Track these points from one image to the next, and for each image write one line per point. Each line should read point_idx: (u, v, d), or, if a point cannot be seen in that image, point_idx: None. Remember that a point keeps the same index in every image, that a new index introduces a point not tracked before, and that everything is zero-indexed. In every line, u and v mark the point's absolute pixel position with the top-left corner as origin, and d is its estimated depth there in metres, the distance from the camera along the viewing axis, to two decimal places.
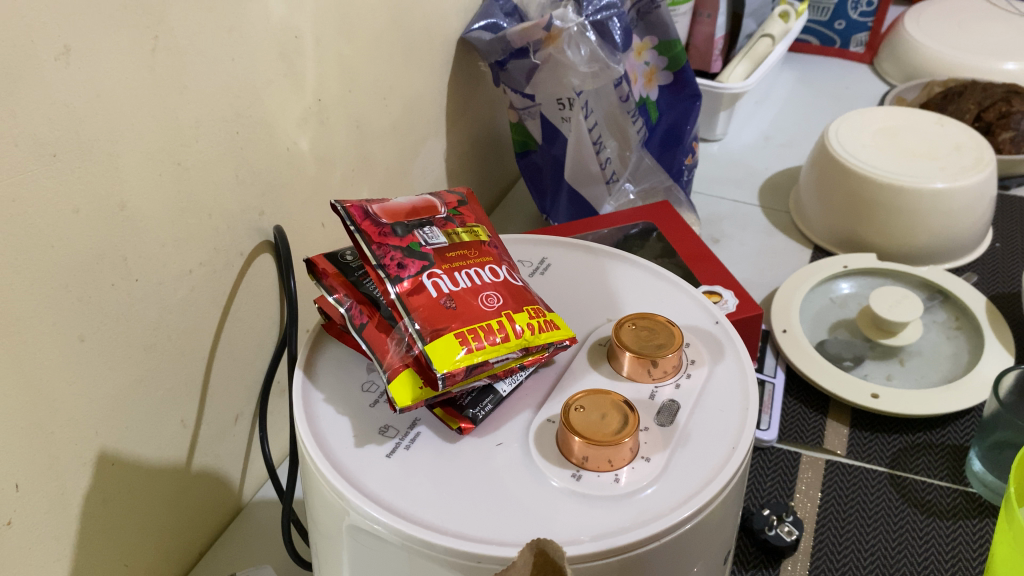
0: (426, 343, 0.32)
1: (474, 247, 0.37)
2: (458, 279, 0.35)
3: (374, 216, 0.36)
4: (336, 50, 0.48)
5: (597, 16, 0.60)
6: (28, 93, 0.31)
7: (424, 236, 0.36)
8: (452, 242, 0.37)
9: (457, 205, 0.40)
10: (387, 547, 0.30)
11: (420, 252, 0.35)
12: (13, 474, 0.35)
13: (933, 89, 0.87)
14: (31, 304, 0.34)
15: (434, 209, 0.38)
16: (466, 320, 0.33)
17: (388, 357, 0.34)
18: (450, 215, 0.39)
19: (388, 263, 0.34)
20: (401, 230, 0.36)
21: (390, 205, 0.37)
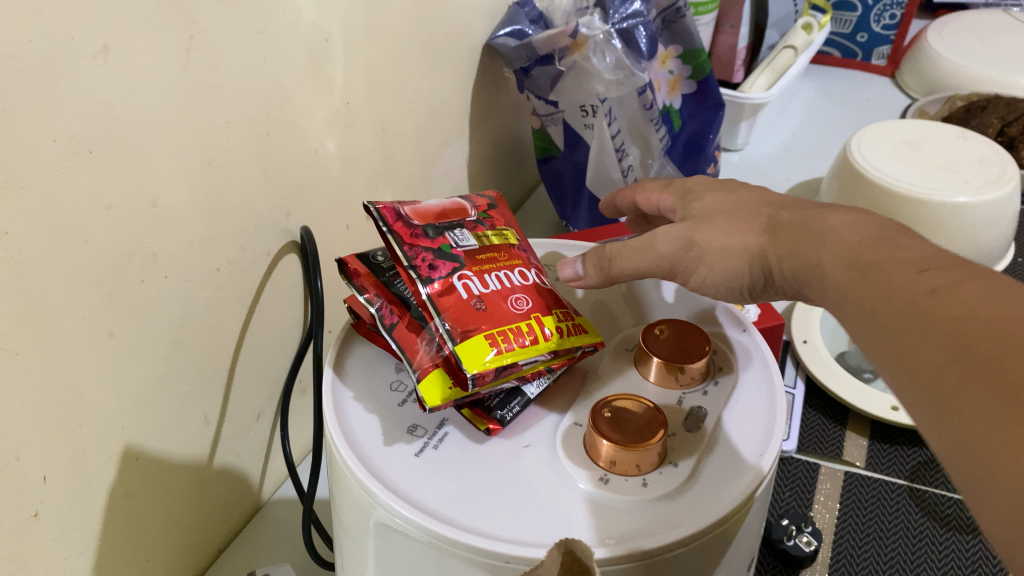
0: (456, 343, 0.33)
1: (502, 251, 0.38)
2: (487, 284, 0.36)
3: (405, 217, 0.36)
4: (365, 54, 0.48)
5: (622, 24, 0.60)
6: (67, 89, 0.31)
7: (455, 238, 0.37)
8: (481, 245, 0.38)
9: (488, 208, 0.41)
10: (413, 544, 0.30)
11: (452, 253, 0.36)
12: (41, 466, 0.36)
13: (955, 103, 0.87)
14: (63, 297, 0.34)
15: (464, 211, 0.39)
16: (495, 322, 0.34)
17: (417, 356, 0.34)
18: (480, 218, 0.39)
19: (418, 264, 0.35)
20: (432, 232, 0.36)
21: (423, 207, 0.38)
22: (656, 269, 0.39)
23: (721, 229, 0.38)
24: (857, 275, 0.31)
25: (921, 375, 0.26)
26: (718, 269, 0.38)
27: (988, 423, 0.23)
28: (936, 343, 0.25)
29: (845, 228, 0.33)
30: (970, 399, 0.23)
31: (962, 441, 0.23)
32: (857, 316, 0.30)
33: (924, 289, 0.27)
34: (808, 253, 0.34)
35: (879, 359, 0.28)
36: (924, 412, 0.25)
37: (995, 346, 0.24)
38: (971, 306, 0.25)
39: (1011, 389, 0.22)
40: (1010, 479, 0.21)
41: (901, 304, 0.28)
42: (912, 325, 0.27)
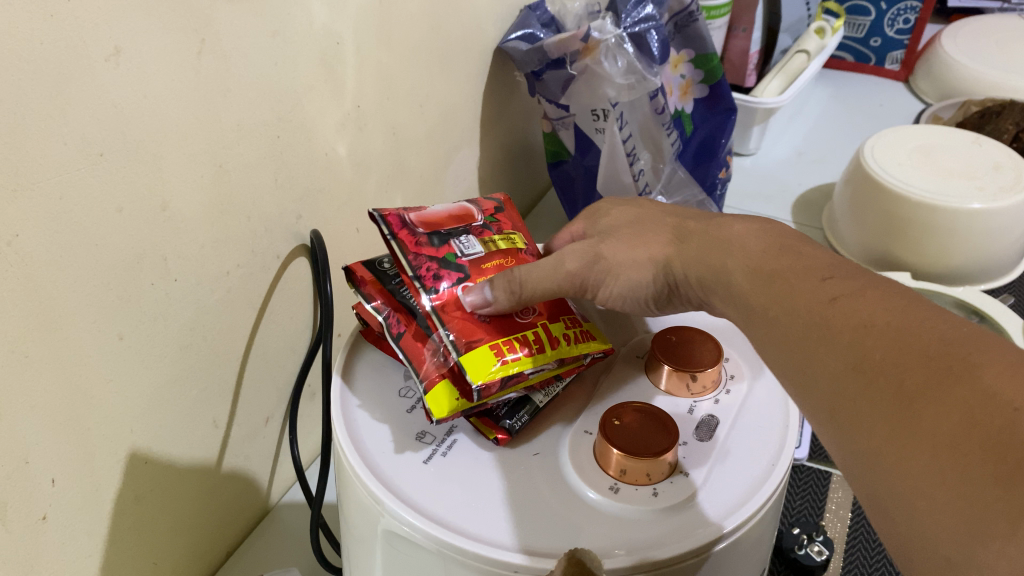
0: (461, 354, 0.33)
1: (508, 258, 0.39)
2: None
3: (411, 225, 0.37)
4: (377, 58, 0.48)
5: (634, 28, 0.60)
6: (79, 93, 0.31)
7: (460, 247, 0.37)
8: (489, 251, 0.38)
9: (495, 212, 0.41)
10: (420, 553, 0.30)
11: (457, 263, 0.37)
12: (50, 469, 0.35)
13: (969, 109, 0.86)
14: (73, 301, 0.34)
15: (471, 217, 0.40)
16: (499, 334, 0.35)
17: (423, 366, 0.34)
18: (486, 224, 0.40)
19: (423, 273, 0.35)
20: (437, 240, 0.37)
21: (429, 214, 0.38)
22: (567, 288, 0.38)
23: (625, 245, 0.39)
24: (754, 283, 0.32)
25: (822, 385, 0.27)
26: (631, 284, 0.38)
27: (885, 431, 0.24)
28: (832, 355, 0.27)
29: (746, 237, 0.35)
30: (867, 414, 0.25)
31: (865, 452, 0.25)
32: (754, 323, 0.31)
33: (822, 299, 0.28)
34: (707, 267, 0.35)
35: (777, 366, 0.30)
36: (827, 419, 0.27)
37: (886, 356, 0.25)
38: (862, 317, 0.26)
39: (901, 397, 0.24)
40: (911, 485, 0.23)
41: (800, 314, 0.29)
42: (809, 335, 0.28)
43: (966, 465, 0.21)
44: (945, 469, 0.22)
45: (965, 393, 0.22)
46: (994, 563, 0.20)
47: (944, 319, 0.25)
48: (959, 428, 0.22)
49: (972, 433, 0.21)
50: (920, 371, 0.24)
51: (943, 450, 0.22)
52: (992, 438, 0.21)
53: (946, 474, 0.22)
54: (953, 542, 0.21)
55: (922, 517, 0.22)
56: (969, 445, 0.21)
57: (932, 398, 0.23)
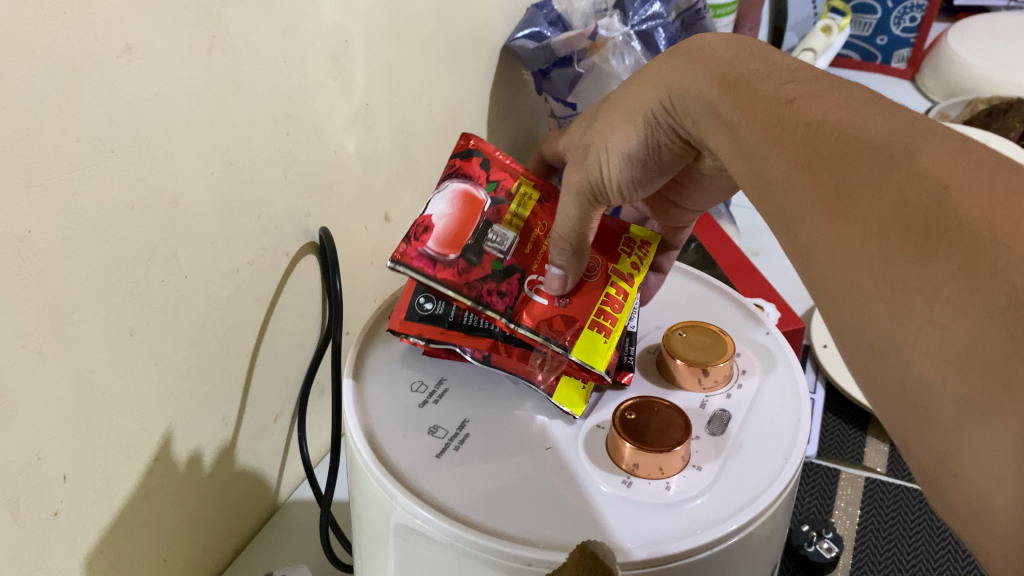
0: (572, 349, 0.36)
1: (535, 217, 0.40)
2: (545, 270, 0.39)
3: (439, 257, 0.37)
4: (386, 55, 0.48)
5: (642, 26, 0.61)
6: (91, 89, 0.31)
7: (497, 245, 0.38)
8: (519, 233, 0.39)
9: (484, 171, 0.40)
10: (433, 547, 0.30)
11: (505, 267, 0.38)
12: (63, 465, 0.36)
13: (977, 106, 0.85)
14: (85, 297, 0.34)
15: (480, 202, 0.39)
16: (586, 309, 0.38)
17: (537, 377, 0.36)
18: (496, 195, 0.39)
19: (491, 300, 0.37)
20: (473, 256, 0.37)
21: (449, 228, 0.38)
22: (580, 199, 0.37)
23: (605, 120, 0.37)
24: (719, 103, 0.29)
25: (778, 185, 0.25)
26: (621, 153, 0.36)
27: (826, 221, 0.22)
28: (794, 151, 0.24)
29: (713, 46, 0.31)
30: (811, 208, 0.23)
31: (807, 243, 0.23)
32: (727, 142, 0.29)
33: (789, 101, 0.26)
34: (676, 104, 0.32)
35: (747, 177, 0.27)
36: (783, 218, 0.25)
37: (833, 142, 0.23)
38: (826, 111, 0.24)
39: (842, 188, 0.22)
40: (843, 273, 0.21)
41: (769, 115, 0.26)
42: (772, 138, 0.26)
43: (895, 253, 0.19)
44: (867, 248, 0.20)
45: (903, 177, 0.20)
46: (916, 348, 0.19)
47: (898, 112, 0.23)
48: (890, 210, 0.20)
49: (899, 218, 0.20)
50: (865, 157, 0.21)
51: (878, 235, 0.20)
52: (917, 222, 0.19)
53: (873, 261, 0.20)
54: (879, 327, 0.20)
55: (850, 306, 0.21)
56: (904, 228, 0.19)
57: (869, 184, 0.21)
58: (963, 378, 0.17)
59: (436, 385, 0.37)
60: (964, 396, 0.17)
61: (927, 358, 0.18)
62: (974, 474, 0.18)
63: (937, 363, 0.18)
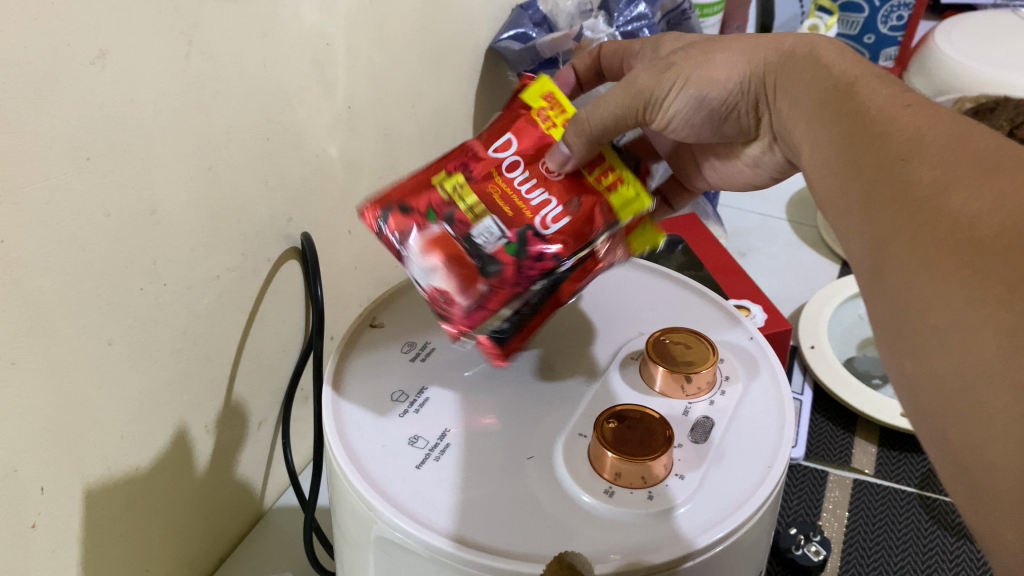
0: (619, 221, 0.38)
1: (480, 184, 0.37)
2: (532, 201, 0.37)
3: (473, 300, 0.36)
4: (368, 58, 0.48)
5: (627, 27, 0.62)
6: (64, 95, 0.31)
7: (491, 239, 0.36)
8: (495, 211, 0.37)
9: (413, 213, 0.37)
10: (417, 559, 0.30)
11: (518, 240, 0.36)
12: (39, 477, 0.35)
13: (963, 104, 0.86)
14: (60, 307, 0.33)
15: (438, 235, 0.36)
16: (590, 194, 0.38)
17: (610, 256, 0.38)
18: (444, 219, 0.36)
19: (538, 265, 0.36)
20: (489, 262, 0.36)
21: (450, 280, 0.36)
22: (634, 103, 0.39)
23: (698, 50, 0.39)
24: (816, 102, 0.32)
25: (859, 180, 0.27)
26: (700, 91, 0.38)
27: (907, 219, 0.24)
28: (886, 155, 0.26)
29: (832, 57, 0.34)
30: (899, 194, 0.24)
31: (879, 242, 0.24)
32: (822, 133, 0.31)
33: (889, 111, 0.28)
34: (780, 83, 0.35)
35: (828, 166, 0.29)
36: (858, 215, 0.26)
37: (939, 148, 0.25)
38: (926, 130, 0.26)
39: (939, 183, 0.23)
40: (918, 264, 0.23)
41: (864, 127, 0.28)
42: (867, 136, 0.28)
43: (983, 243, 0.21)
44: (956, 233, 0.22)
45: (1008, 184, 0.22)
46: (981, 333, 0.20)
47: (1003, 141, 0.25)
48: (989, 210, 0.22)
49: (995, 216, 0.21)
50: (969, 169, 0.23)
51: (969, 229, 0.22)
52: (1015, 223, 0.21)
53: (954, 251, 0.22)
54: (940, 313, 0.21)
55: (916, 290, 0.22)
56: (999, 222, 0.21)
57: (965, 190, 0.23)
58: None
59: (417, 395, 0.37)
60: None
61: (987, 340, 0.20)
62: (1022, 454, 0.18)
63: (1002, 346, 0.19)
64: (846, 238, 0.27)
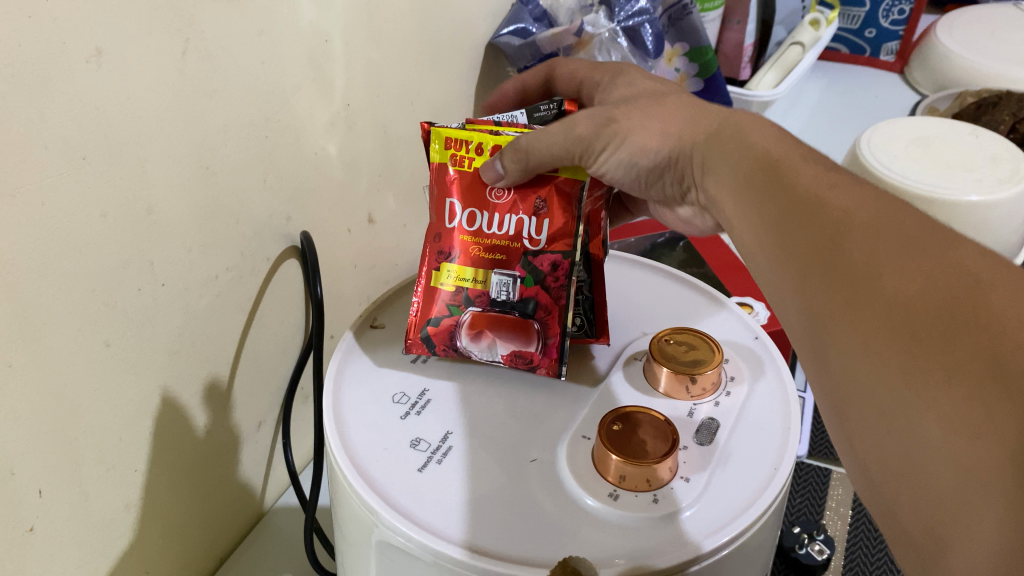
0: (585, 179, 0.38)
1: (466, 255, 0.39)
2: (510, 233, 0.39)
3: (541, 343, 0.38)
4: (367, 56, 0.47)
5: (628, 23, 0.61)
6: (59, 94, 0.30)
7: (511, 286, 0.38)
8: (504, 265, 0.39)
9: (444, 321, 0.39)
10: (419, 563, 0.30)
11: (530, 272, 0.38)
12: (37, 481, 0.35)
13: (966, 99, 0.85)
14: (57, 309, 0.33)
15: (475, 317, 0.39)
16: (540, 181, 0.38)
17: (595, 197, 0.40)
18: (466, 304, 0.39)
19: (558, 274, 0.38)
20: (528, 308, 0.39)
21: (511, 338, 0.38)
22: (572, 146, 0.36)
23: (644, 112, 0.37)
24: (739, 170, 0.31)
25: (792, 258, 0.26)
26: (633, 157, 0.37)
27: (841, 301, 0.23)
28: (815, 232, 0.26)
29: (756, 126, 0.33)
30: (833, 275, 0.24)
31: (819, 319, 0.24)
32: (748, 207, 0.30)
33: (817, 187, 0.27)
34: (712, 166, 0.33)
35: (756, 240, 0.28)
36: (792, 288, 0.26)
37: (863, 229, 0.24)
38: (855, 202, 0.25)
39: (871, 270, 0.23)
40: (856, 347, 0.23)
41: (793, 195, 0.27)
42: (795, 214, 0.27)
43: (922, 330, 0.21)
44: (895, 319, 0.22)
45: (935, 266, 0.22)
46: (929, 419, 0.20)
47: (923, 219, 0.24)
48: (922, 297, 0.21)
49: (932, 304, 0.21)
50: (898, 250, 0.23)
51: (903, 313, 0.22)
52: (953, 311, 0.21)
53: (895, 339, 0.21)
54: (885, 397, 0.22)
55: (860, 375, 0.22)
56: (935, 307, 0.21)
57: (897, 271, 0.22)
58: (974, 448, 0.19)
59: (418, 396, 0.37)
60: (972, 468, 0.19)
61: (936, 423, 0.20)
62: (977, 535, 0.19)
63: (946, 430, 0.20)
64: (783, 311, 0.27)
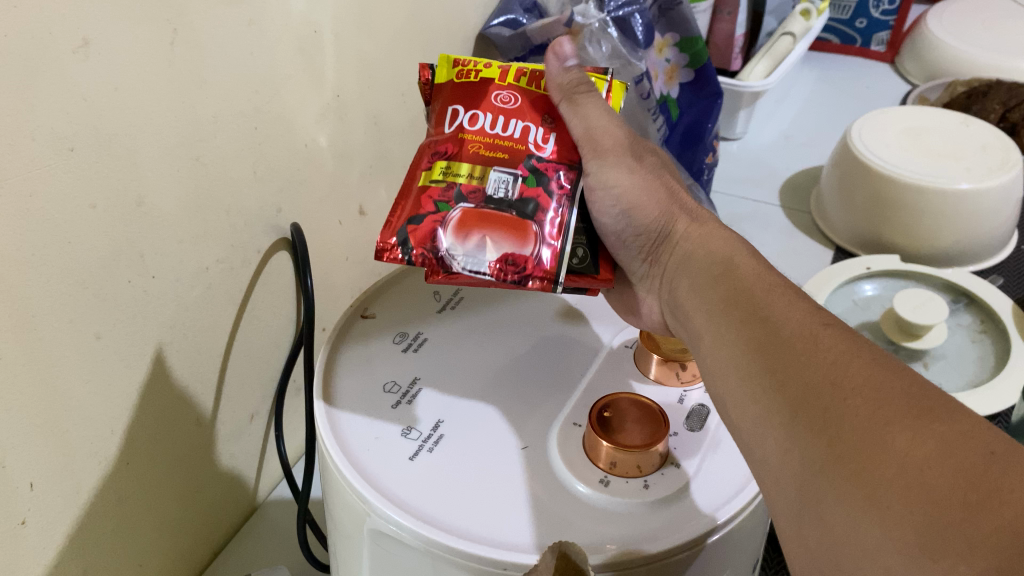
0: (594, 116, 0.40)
1: (462, 153, 0.38)
2: (515, 136, 0.38)
3: (535, 250, 0.36)
4: (357, 47, 0.47)
5: (617, 13, 0.61)
6: (47, 86, 0.30)
7: (510, 184, 0.37)
8: (502, 162, 0.38)
9: (429, 219, 0.37)
10: (410, 551, 0.30)
11: (531, 175, 0.37)
12: (29, 473, 0.35)
13: (956, 88, 0.85)
14: (47, 301, 0.33)
15: (466, 214, 0.37)
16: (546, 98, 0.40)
17: None
18: (457, 200, 0.37)
19: (562, 187, 0.38)
20: (524, 210, 0.37)
21: (505, 244, 0.36)
22: (598, 140, 0.38)
23: (654, 182, 0.40)
24: (724, 295, 0.32)
25: (783, 395, 0.26)
26: (631, 209, 0.39)
27: (838, 457, 0.24)
28: (809, 379, 0.26)
29: (733, 244, 0.35)
30: (833, 425, 0.24)
31: (812, 476, 0.24)
32: (731, 329, 0.30)
33: (807, 328, 0.28)
34: (688, 265, 0.36)
35: (743, 361, 0.29)
36: (778, 436, 0.26)
37: (864, 380, 0.25)
38: (848, 356, 0.26)
39: (878, 424, 0.23)
40: (850, 505, 0.23)
41: (781, 334, 0.28)
42: (788, 351, 0.27)
43: (935, 485, 0.21)
44: (905, 471, 0.22)
45: (944, 432, 0.22)
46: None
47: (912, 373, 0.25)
48: (936, 455, 0.22)
49: (946, 464, 0.22)
50: (903, 412, 0.23)
51: (911, 480, 0.22)
52: (969, 473, 0.21)
53: (902, 490, 0.22)
54: (879, 562, 0.22)
55: (856, 523, 0.22)
56: (944, 476, 0.21)
57: (905, 435, 0.23)
58: None
59: (409, 385, 0.37)
60: None
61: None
62: None
63: None
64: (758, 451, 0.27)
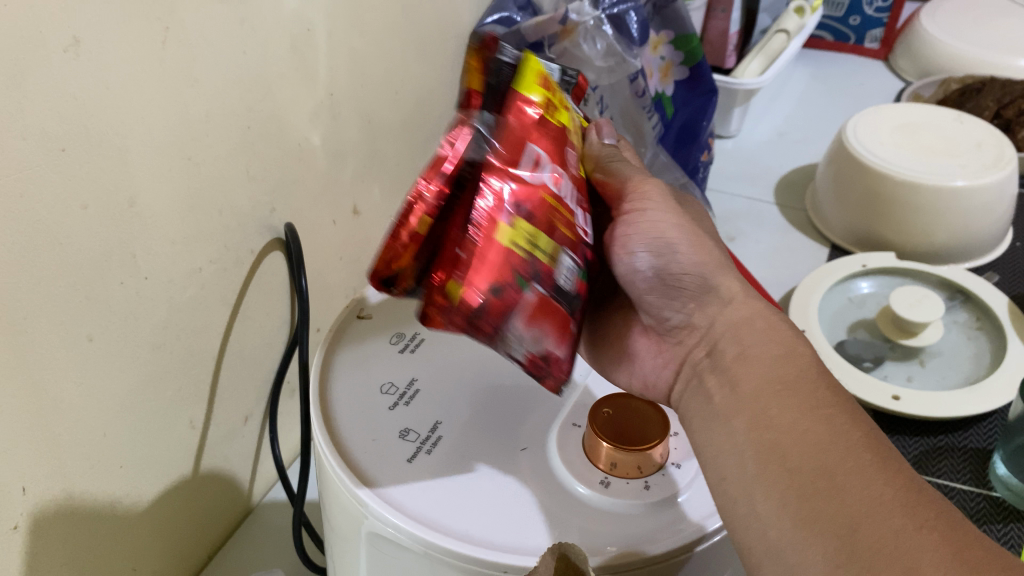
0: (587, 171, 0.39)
1: (546, 221, 0.32)
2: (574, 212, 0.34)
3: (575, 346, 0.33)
4: (349, 45, 0.47)
5: (613, 10, 0.60)
6: (37, 85, 0.30)
7: (569, 274, 0.33)
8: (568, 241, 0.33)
9: (504, 292, 0.31)
10: (410, 554, 0.30)
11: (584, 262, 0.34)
12: (21, 478, 0.34)
13: (949, 86, 0.86)
14: (39, 302, 0.33)
15: (539, 299, 0.31)
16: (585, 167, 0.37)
17: None
18: (534, 279, 0.31)
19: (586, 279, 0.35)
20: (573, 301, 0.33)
21: (557, 331, 0.32)
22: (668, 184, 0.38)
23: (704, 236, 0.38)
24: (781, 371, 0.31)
25: (812, 493, 0.27)
26: None
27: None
28: (830, 468, 0.27)
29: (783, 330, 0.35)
30: (871, 542, 0.25)
31: None
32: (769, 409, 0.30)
33: (842, 427, 0.28)
34: (745, 333, 0.33)
35: (775, 449, 0.28)
36: (778, 504, 0.27)
37: (902, 500, 0.26)
38: (880, 467, 0.27)
39: (916, 552, 0.25)
40: None
41: (817, 429, 0.28)
42: (823, 449, 0.28)
43: None
44: None
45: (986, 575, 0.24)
46: None
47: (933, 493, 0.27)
48: None
49: None
50: (933, 542, 0.25)
51: None
52: None
53: None
54: None
55: None
56: None
57: (926, 564, 0.24)
58: None
59: (406, 386, 0.36)
60: None
61: None
62: None
63: None
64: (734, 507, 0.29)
